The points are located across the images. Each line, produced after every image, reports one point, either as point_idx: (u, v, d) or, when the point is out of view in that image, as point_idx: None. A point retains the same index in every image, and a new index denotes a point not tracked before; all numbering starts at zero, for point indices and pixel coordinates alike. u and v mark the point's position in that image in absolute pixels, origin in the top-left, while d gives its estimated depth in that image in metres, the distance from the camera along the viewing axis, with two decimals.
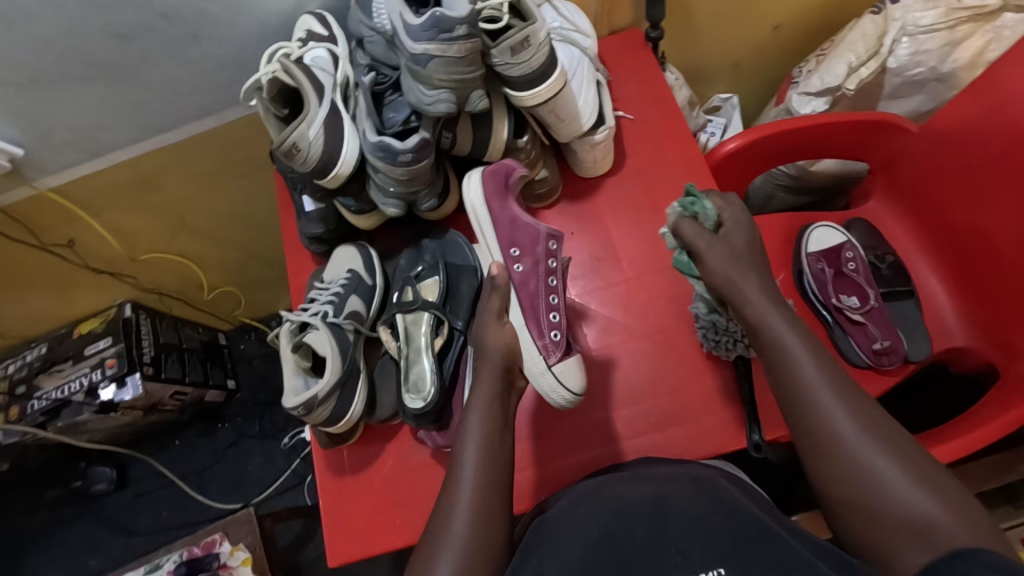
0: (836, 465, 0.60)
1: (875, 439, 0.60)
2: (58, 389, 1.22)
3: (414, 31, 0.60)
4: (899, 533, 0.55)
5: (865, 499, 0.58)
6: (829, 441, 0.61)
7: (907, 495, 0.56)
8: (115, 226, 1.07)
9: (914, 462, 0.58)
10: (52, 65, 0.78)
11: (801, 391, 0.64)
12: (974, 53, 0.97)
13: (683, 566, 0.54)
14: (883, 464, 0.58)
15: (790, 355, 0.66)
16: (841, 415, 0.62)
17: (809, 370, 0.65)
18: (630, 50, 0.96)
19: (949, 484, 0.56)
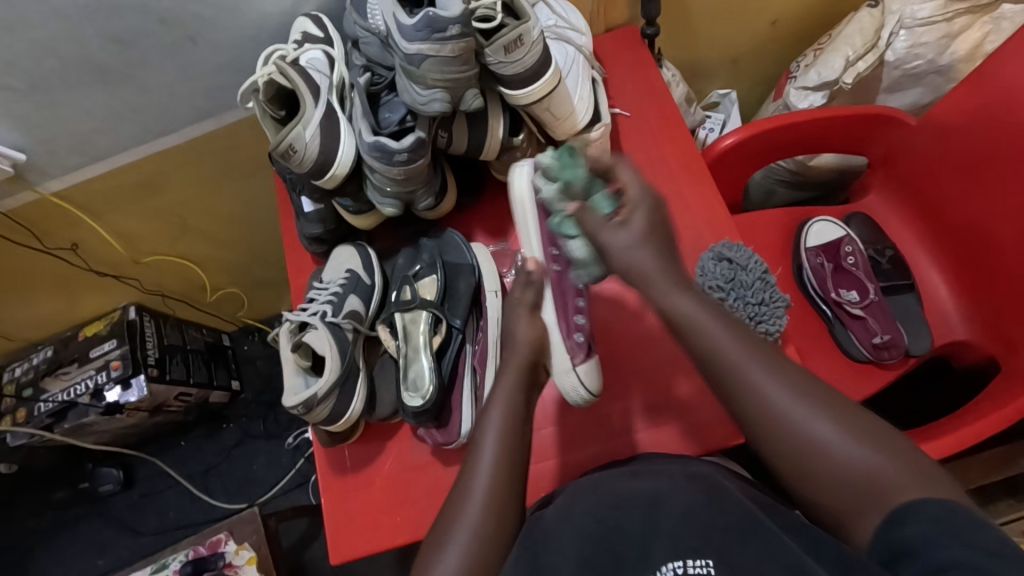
0: (777, 438, 0.54)
1: (815, 403, 0.53)
2: (64, 391, 1.24)
3: (407, 31, 0.61)
4: (848, 496, 0.51)
5: (810, 471, 0.52)
6: (772, 414, 0.54)
7: (845, 451, 0.51)
8: (117, 229, 1.08)
9: (848, 418, 0.53)
10: (52, 70, 0.79)
11: (727, 370, 0.56)
12: (972, 45, 0.98)
13: (674, 556, 0.53)
14: (823, 427, 0.52)
15: (707, 329, 0.57)
16: (773, 382, 0.55)
17: (724, 339, 0.56)
18: (626, 47, 0.97)
19: (900, 440, 0.52)
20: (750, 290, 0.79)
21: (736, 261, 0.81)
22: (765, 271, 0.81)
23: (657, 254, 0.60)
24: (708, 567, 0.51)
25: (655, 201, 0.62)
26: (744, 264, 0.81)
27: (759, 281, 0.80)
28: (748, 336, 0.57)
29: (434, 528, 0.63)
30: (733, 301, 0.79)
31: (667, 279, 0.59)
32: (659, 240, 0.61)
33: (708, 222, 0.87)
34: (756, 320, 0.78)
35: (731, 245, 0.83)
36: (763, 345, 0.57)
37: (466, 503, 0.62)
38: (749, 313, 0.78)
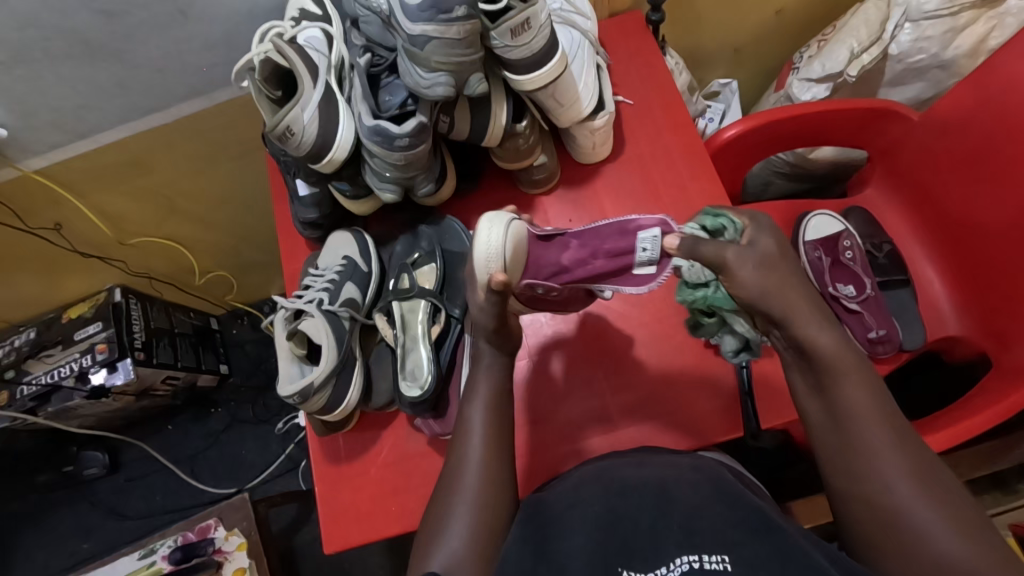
0: (873, 494, 0.56)
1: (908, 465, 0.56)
2: (48, 373, 1.20)
3: (411, 12, 0.59)
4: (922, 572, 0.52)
5: (893, 534, 0.54)
6: (873, 480, 0.56)
7: (944, 540, 0.52)
8: (102, 209, 1.05)
9: (956, 511, 0.53)
10: (35, 41, 0.76)
11: (847, 418, 0.59)
12: (976, 39, 0.96)
13: (688, 551, 0.54)
14: (913, 500, 0.54)
15: (846, 393, 0.60)
16: (890, 462, 0.56)
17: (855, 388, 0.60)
18: (629, 33, 0.95)
19: (990, 534, 0.52)
20: None
21: None
22: None
23: (758, 265, 0.61)
24: (724, 562, 0.53)
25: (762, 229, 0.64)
26: None
27: None
28: (879, 394, 0.60)
29: (430, 511, 0.65)
30: None
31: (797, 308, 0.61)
32: (777, 265, 0.62)
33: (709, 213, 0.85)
34: None
35: None
36: (908, 431, 0.58)
37: (462, 484, 0.64)
38: None
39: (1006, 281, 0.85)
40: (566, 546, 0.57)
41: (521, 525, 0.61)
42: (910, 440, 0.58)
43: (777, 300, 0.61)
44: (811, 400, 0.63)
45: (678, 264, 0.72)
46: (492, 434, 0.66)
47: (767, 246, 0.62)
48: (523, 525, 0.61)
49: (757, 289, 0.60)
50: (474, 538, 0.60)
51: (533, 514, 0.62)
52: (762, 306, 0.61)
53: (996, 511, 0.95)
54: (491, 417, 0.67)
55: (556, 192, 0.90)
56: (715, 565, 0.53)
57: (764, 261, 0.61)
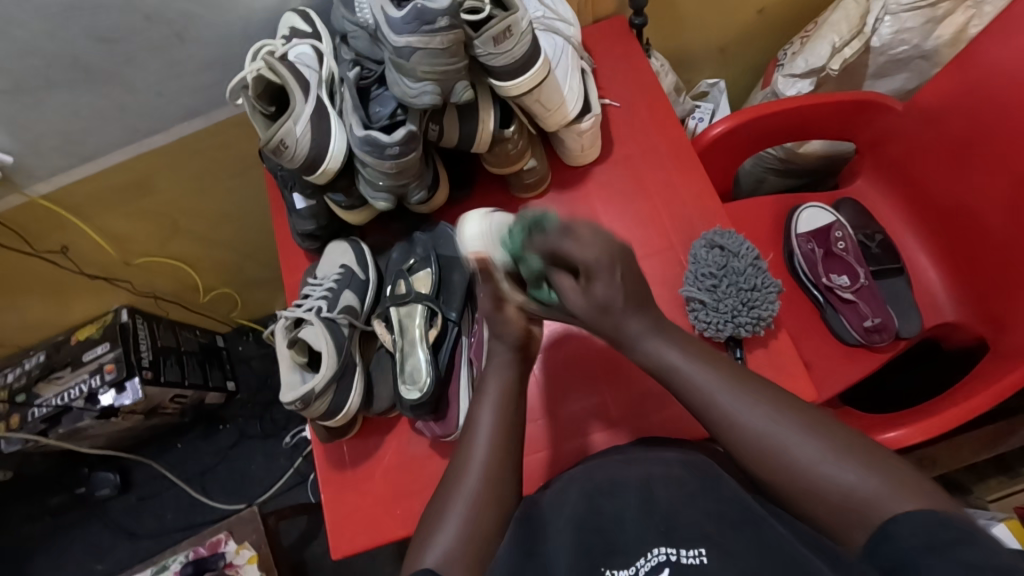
0: (762, 456, 0.58)
1: (773, 415, 0.59)
2: (58, 395, 1.23)
3: (395, 24, 0.61)
4: (832, 514, 0.53)
5: (780, 480, 0.57)
6: (753, 441, 0.58)
7: (840, 475, 0.54)
8: (106, 230, 1.07)
9: (835, 439, 0.56)
10: (38, 70, 0.78)
11: (705, 402, 0.62)
12: (955, 29, 0.98)
13: (666, 545, 0.55)
14: (806, 449, 0.56)
15: (687, 376, 0.64)
16: (757, 413, 0.59)
17: (691, 368, 0.64)
18: (613, 37, 0.97)
19: (873, 453, 0.54)
20: (743, 276, 0.79)
21: (728, 248, 0.81)
22: (757, 256, 0.81)
23: (619, 282, 0.65)
24: (700, 555, 0.53)
25: (614, 261, 0.65)
26: (736, 251, 0.81)
27: (751, 267, 0.80)
28: (709, 357, 0.66)
29: (429, 509, 0.65)
30: (725, 287, 0.79)
31: (632, 323, 0.68)
32: (626, 259, 0.66)
33: (699, 210, 0.87)
34: (749, 306, 0.79)
35: (722, 231, 0.83)
36: (771, 390, 0.61)
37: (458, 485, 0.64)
38: (742, 298, 0.79)
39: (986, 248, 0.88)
40: (551, 548, 0.59)
41: (511, 528, 0.62)
42: (767, 388, 0.62)
43: (623, 327, 0.67)
44: (682, 365, 0.65)
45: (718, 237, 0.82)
46: (489, 432, 0.67)
47: (605, 293, 0.65)
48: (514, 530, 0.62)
49: (598, 307, 0.66)
50: (467, 537, 0.61)
51: (518, 521, 0.63)
52: (601, 327, 0.68)
53: (995, 497, 0.96)
54: (489, 419, 0.68)
55: (548, 195, 0.92)
56: (692, 559, 0.53)
57: (604, 307, 0.66)
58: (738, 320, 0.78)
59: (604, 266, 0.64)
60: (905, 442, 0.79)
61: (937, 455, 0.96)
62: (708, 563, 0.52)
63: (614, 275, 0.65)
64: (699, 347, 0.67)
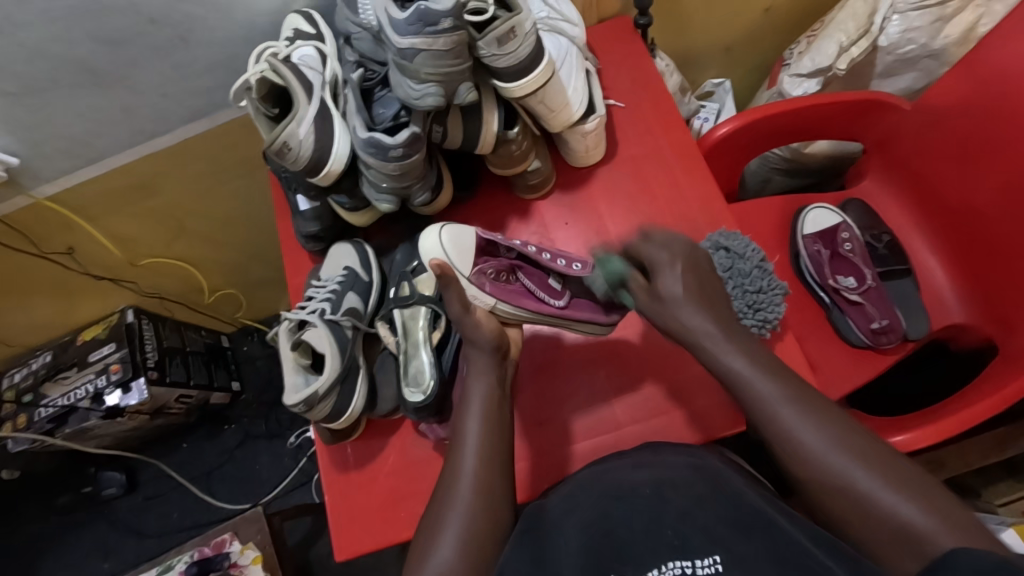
0: (817, 471, 0.57)
1: (832, 438, 0.58)
2: (64, 396, 1.23)
3: (399, 26, 0.60)
4: (885, 541, 0.52)
5: (834, 504, 0.56)
6: (807, 458, 0.58)
7: (901, 508, 0.52)
8: (113, 232, 1.07)
9: (891, 471, 0.55)
10: (42, 72, 0.79)
11: (766, 413, 0.61)
12: (964, 28, 0.97)
13: (681, 556, 0.53)
14: (859, 474, 0.55)
15: (751, 383, 0.63)
16: (815, 433, 0.58)
17: (759, 381, 0.63)
18: (617, 37, 0.96)
19: (930, 488, 0.53)
20: (748, 279, 0.79)
21: (733, 250, 0.80)
22: (762, 259, 0.81)
23: (693, 276, 0.70)
24: (714, 564, 0.52)
25: (674, 260, 0.70)
26: (741, 253, 0.80)
27: (757, 269, 0.80)
28: (772, 369, 0.64)
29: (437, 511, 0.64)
30: (731, 289, 0.78)
31: (706, 323, 0.68)
32: (694, 265, 0.71)
33: (704, 211, 0.87)
34: (754, 308, 0.78)
35: (727, 233, 0.82)
36: (824, 410, 0.60)
37: (462, 487, 0.64)
38: (747, 300, 0.78)
39: (993, 258, 0.87)
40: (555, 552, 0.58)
41: (516, 536, 0.61)
42: (823, 406, 0.61)
43: (690, 325, 0.68)
44: (738, 360, 0.65)
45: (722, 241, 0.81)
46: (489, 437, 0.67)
47: (674, 287, 0.69)
48: (519, 535, 0.61)
49: (680, 324, 0.69)
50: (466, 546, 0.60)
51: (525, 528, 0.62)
52: (664, 325, 0.70)
53: (1004, 502, 0.95)
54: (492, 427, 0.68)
55: (552, 196, 0.92)
56: (707, 569, 0.51)
57: (678, 298, 0.69)
58: (743, 322, 0.78)
59: (663, 262, 0.70)
60: (916, 445, 0.79)
61: (945, 458, 0.95)
62: (723, 571, 0.51)
63: (693, 265, 0.71)
64: (770, 358, 0.66)
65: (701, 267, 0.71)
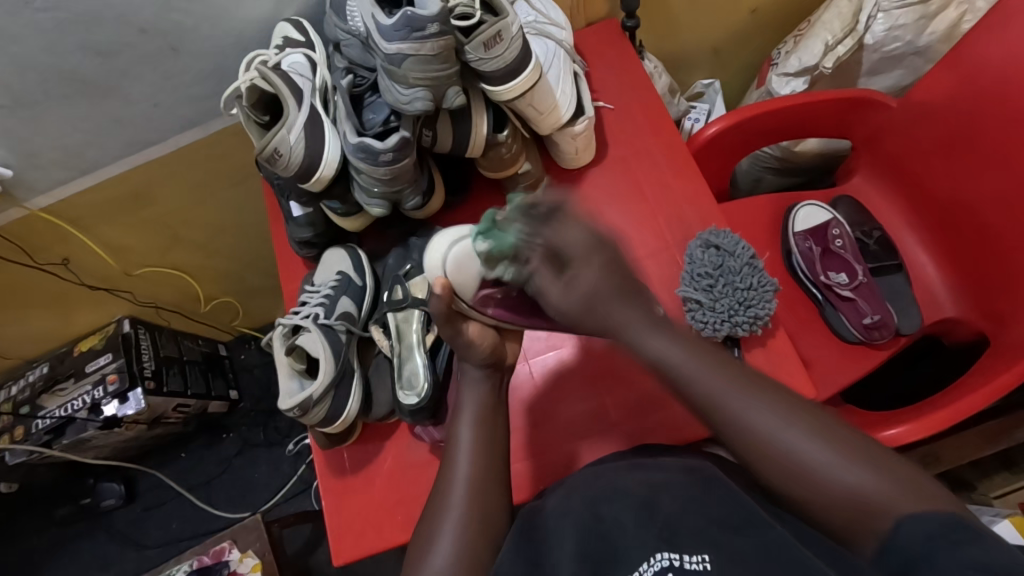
0: (764, 454, 0.50)
1: (784, 411, 0.51)
2: (61, 407, 1.23)
3: (386, 31, 0.61)
4: (842, 520, 0.46)
5: (794, 488, 0.49)
6: (757, 440, 0.50)
7: (847, 481, 0.46)
8: (108, 242, 1.08)
9: (843, 440, 0.48)
10: (34, 84, 0.79)
11: (705, 398, 0.53)
12: (950, 23, 0.98)
13: (670, 549, 0.55)
14: (811, 448, 0.48)
15: (680, 365, 0.55)
16: (754, 408, 0.51)
17: (698, 369, 0.54)
18: (605, 40, 0.97)
19: (875, 450, 0.47)
20: (739, 276, 0.79)
21: (723, 247, 0.81)
22: (753, 256, 0.81)
23: (604, 267, 0.61)
24: (704, 561, 0.54)
25: (592, 252, 0.61)
26: (731, 250, 0.81)
27: (747, 266, 0.80)
28: (704, 350, 0.56)
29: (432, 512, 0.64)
30: (722, 286, 0.79)
31: (631, 316, 0.59)
32: (618, 266, 0.62)
33: (695, 210, 0.87)
34: (745, 305, 0.79)
35: (717, 231, 0.83)
36: (763, 380, 0.53)
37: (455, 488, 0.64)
38: (738, 298, 0.79)
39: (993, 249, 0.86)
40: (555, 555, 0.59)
41: (512, 537, 0.62)
42: (767, 382, 0.53)
43: (613, 321, 0.59)
44: (654, 337, 0.58)
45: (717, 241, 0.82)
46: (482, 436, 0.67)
47: (587, 283, 0.60)
48: (515, 536, 0.62)
49: (582, 302, 0.61)
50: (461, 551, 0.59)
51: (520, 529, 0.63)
52: (582, 322, 0.62)
53: (1000, 494, 0.95)
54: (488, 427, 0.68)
55: None
56: (695, 565, 0.53)
57: (586, 299, 0.60)
58: (735, 319, 0.78)
59: (581, 259, 0.61)
60: (904, 439, 0.79)
61: (939, 451, 0.96)
62: (712, 569, 0.53)
63: (592, 264, 0.61)
64: (693, 339, 0.58)
65: (626, 270, 0.62)
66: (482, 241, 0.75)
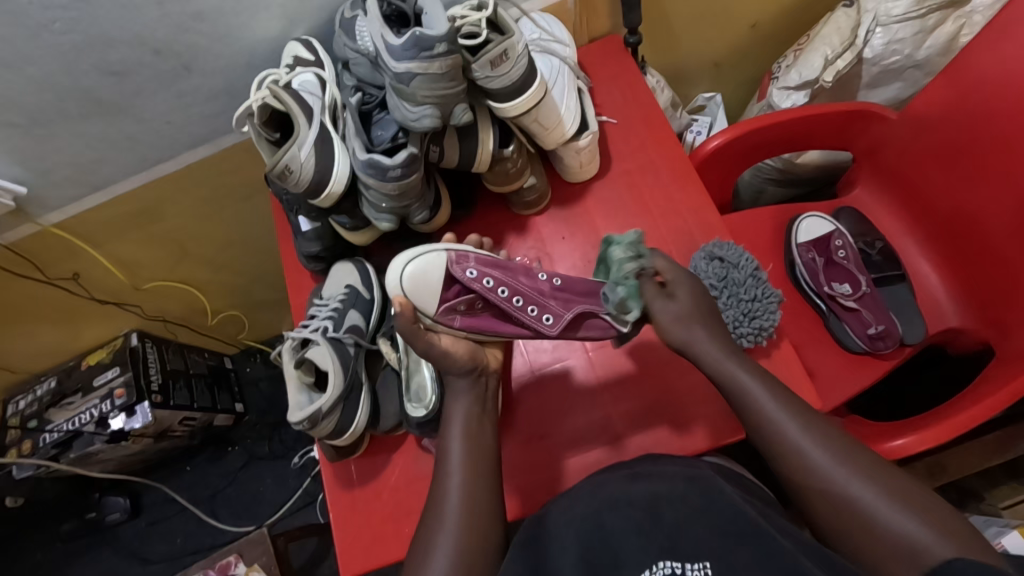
0: (822, 487, 0.61)
1: (837, 454, 0.62)
2: (69, 421, 1.24)
3: (396, 51, 0.63)
4: (884, 552, 0.56)
5: (840, 520, 0.59)
6: (816, 477, 0.62)
7: (895, 520, 0.56)
8: (118, 257, 1.09)
9: (890, 484, 0.59)
10: (49, 104, 0.81)
11: (772, 433, 0.65)
12: (947, 38, 1.00)
13: (671, 557, 0.56)
14: (862, 490, 0.59)
15: (755, 400, 0.67)
16: (816, 448, 0.63)
17: (772, 408, 0.66)
18: (608, 56, 0.99)
19: (924, 498, 0.58)
20: (742, 288, 0.80)
21: (727, 259, 0.82)
22: (756, 268, 0.82)
23: (692, 304, 0.74)
24: (704, 569, 0.55)
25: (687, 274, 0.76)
26: (736, 262, 0.81)
27: (750, 278, 0.81)
28: (776, 388, 0.69)
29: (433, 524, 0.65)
30: (725, 299, 0.80)
31: (705, 343, 0.72)
32: (698, 305, 0.74)
33: (699, 222, 0.88)
34: (749, 316, 0.79)
35: (721, 243, 0.83)
36: (830, 428, 0.65)
37: (449, 503, 0.65)
38: (742, 309, 0.79)
39: (992, 266, 0.88)
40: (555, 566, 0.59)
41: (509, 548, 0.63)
42: (828, 427, 0.65)
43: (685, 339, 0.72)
44: (737, 370, 0.70)
45: (718, 252, 0.82)
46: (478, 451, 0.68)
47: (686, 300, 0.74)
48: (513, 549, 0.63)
49: (677, 330, 0.72)
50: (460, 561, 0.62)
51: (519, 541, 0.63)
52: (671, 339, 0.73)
53: (1006, 504, 0.95)
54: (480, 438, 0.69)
55: (549, 211, 0.93)
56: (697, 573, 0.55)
57: (681, 317, 0.73)
58: (739, 330, 0.79)
59: (685, 281, 0.75)
60: (910, 451, 0.80)
61: (945, 461, 0.96)
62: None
63: (695, 296, 0.75)
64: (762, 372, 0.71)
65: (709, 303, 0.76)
66: (451, 254, 0.71)
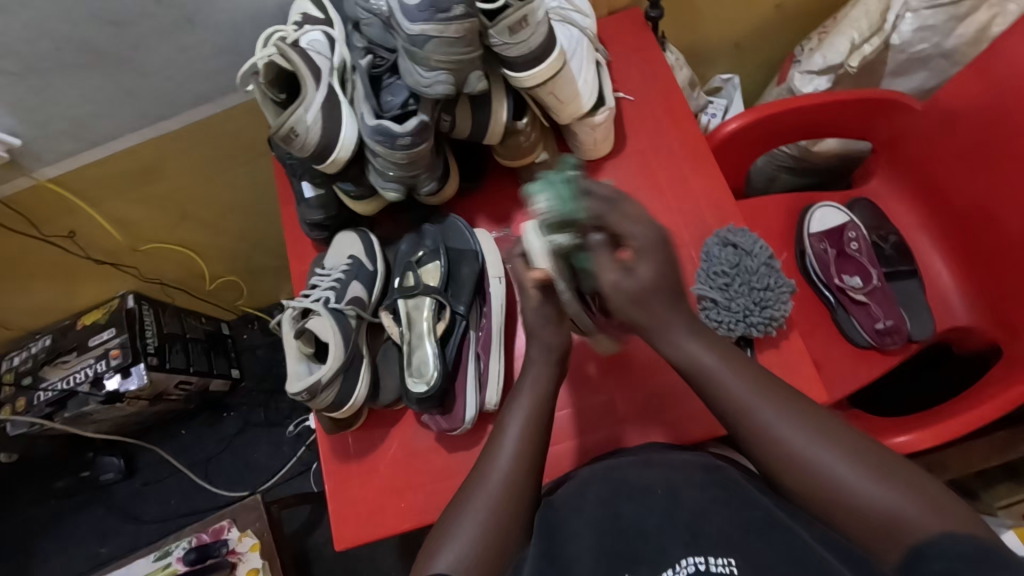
0: (791, 466, 0.55)
1: (803, 425, 0.56)
2: (64, 379, 1.23)
3: (410, 11, 0.60)
4: (864, 530, 0.51)
5: (814, 498, 0.54)
6: (784, 454, 0.56)
7: (870, 494, 0.51)
8: (115, 216, 1.07)
9: (864, 455, 0.54)
10: (45, 53, 0.78)
11: (734, 409, 0.59)
12: (978, 27, 0.96)
13: (694, 553, 0.54)
14: (833, 462, 0.54)
15: (719, 378, 0.61)
16: (778, 418, 0.57)
17: (735, 385, 0.60)
18: (628, 29, 0.95)
19: (905, 470, 0.52)
20: (755, 276, 0.78)
21: (741, 246, 0.80)
22: (770, 256, 0.80)
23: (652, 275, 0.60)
24: (730, 565, 0.52)
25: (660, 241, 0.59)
26: (749, 250, 0.80)
27: (764, 266, 0.80)
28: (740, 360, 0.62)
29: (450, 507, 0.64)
30: (738, 286, 0.78)
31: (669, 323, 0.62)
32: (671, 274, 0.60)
33: (712, 208, 0.86)
34: (760, 306, 0.78)
35: (735, 229, 0.82)
36: (797, 398, 0.59)
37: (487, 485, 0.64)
38: (753, 298, 0.78)
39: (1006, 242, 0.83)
40: (573, 548, 0.58)
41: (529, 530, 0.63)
42: (791, 395, 0.59)
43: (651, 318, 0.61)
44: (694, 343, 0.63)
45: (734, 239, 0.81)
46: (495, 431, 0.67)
47: (651, 274, 0.59)
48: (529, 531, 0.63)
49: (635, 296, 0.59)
50: (482, 538, 0.60)
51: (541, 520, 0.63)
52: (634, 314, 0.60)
53: (1004, 504, 0.95)
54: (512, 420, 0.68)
55: None
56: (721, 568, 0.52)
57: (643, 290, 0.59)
58: (750, 320, 0.77)
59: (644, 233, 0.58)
60: (915, 447, 0.79)
61: (946, 460, 0.96)
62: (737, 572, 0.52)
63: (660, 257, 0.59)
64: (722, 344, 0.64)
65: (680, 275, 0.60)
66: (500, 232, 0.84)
